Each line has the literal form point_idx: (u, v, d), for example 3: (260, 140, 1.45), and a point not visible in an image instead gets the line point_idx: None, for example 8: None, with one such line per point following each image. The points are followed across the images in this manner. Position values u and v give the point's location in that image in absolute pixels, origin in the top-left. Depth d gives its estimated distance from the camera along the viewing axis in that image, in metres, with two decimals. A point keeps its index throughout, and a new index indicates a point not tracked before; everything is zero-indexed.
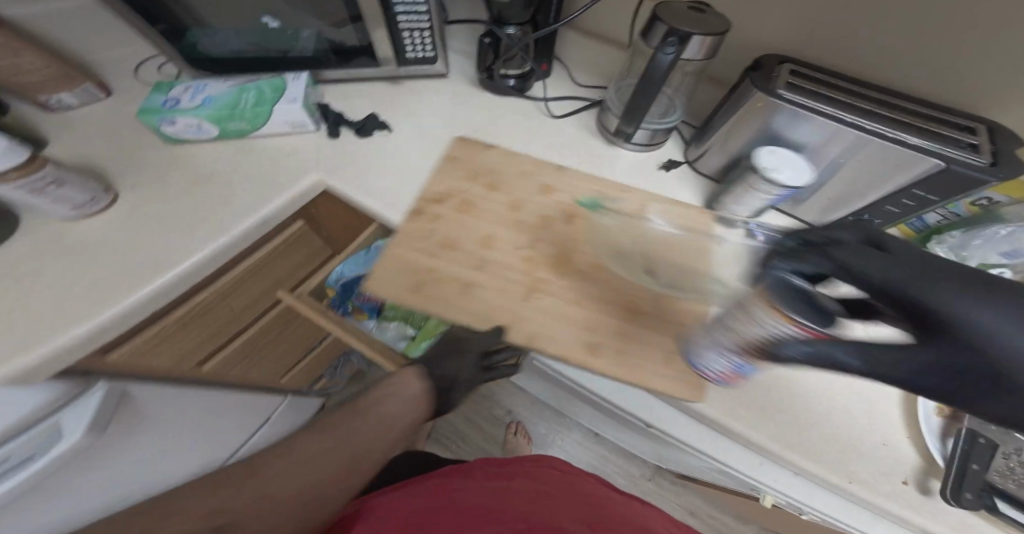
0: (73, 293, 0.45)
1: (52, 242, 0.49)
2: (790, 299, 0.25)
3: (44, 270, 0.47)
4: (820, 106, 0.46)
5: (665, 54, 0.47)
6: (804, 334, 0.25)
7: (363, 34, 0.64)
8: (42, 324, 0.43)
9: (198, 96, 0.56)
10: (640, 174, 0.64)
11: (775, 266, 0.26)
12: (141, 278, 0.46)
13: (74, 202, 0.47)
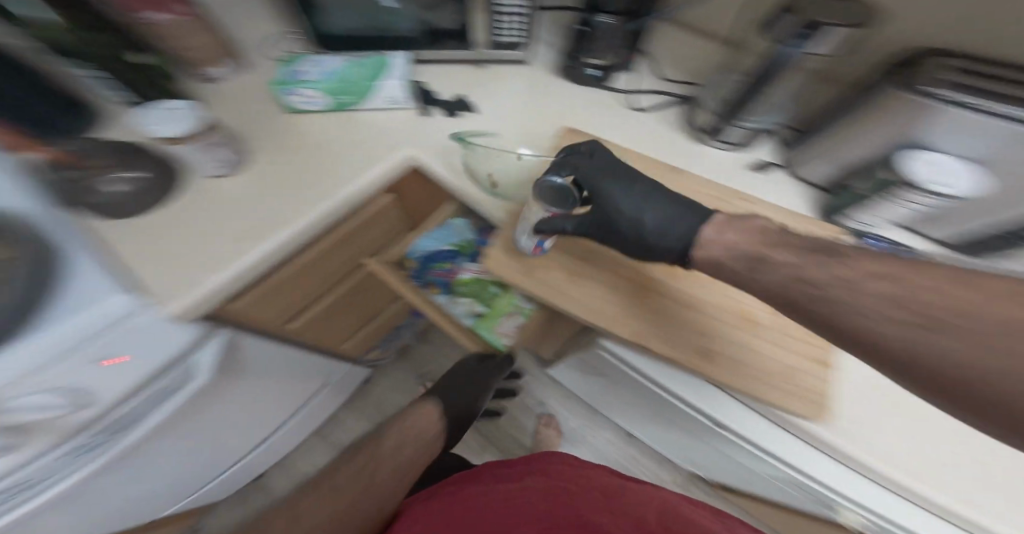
0: (218, 244, 0.51)
1: (194, 197, 0.53)
2: (550, 192, 0.47)
3: (187, 223, 0.52)
4: (976, 101, 0.40)
5: (791, 45, 0.45)
6: (556, 212, 0.48)
7: (460, 16, 0.65)
8: (190, 270, 0.49)
9: (319, 70, 0.60)
10: (730, 173, 0.64)
11: (547, 174, 0.47)
12: (269, 232, 0.52)
13: (220, 160, 0.52)
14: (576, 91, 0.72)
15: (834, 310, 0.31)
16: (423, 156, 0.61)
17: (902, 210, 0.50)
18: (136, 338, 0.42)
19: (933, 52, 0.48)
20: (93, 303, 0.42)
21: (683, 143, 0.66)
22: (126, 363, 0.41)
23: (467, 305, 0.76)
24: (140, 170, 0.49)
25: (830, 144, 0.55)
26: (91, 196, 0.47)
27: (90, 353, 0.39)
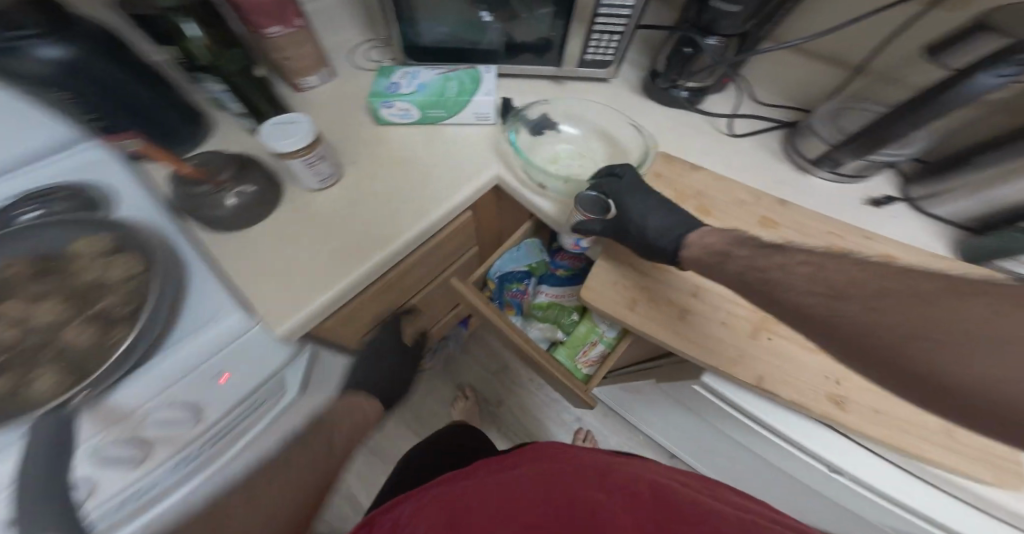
0: (318, 259, 0.49)
1: (291, 212, 0.53)
2: (589, 204, 0.49)
3: (283, 238, 0.51)
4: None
5: (991, 76, 0.38)
6: (593, 218, 0.49)
7: (553, 31, 0.63)
8: (291, 289, 0.47)
9: (414, 82, 0.58)
10: (842, 206, 0.58)
11: (585, 189, 0.51)
12: (363, 253, 0.50)
13: (322, 175, 0.51)
14: (662, 111, 0.69)
15: (835, 337, 0.27)
16: (510, 176, 0.59)
17: None
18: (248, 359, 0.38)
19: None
20: (209, 323, 0.38)
21: (785, 172, 0.62)
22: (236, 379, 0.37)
23: (544, 331, 0.72)
24: (249, 185, 0.49)
25: (988, 181, 0.48)
26: (215, 210, 0.47)
27: (209, 369, 0.35)
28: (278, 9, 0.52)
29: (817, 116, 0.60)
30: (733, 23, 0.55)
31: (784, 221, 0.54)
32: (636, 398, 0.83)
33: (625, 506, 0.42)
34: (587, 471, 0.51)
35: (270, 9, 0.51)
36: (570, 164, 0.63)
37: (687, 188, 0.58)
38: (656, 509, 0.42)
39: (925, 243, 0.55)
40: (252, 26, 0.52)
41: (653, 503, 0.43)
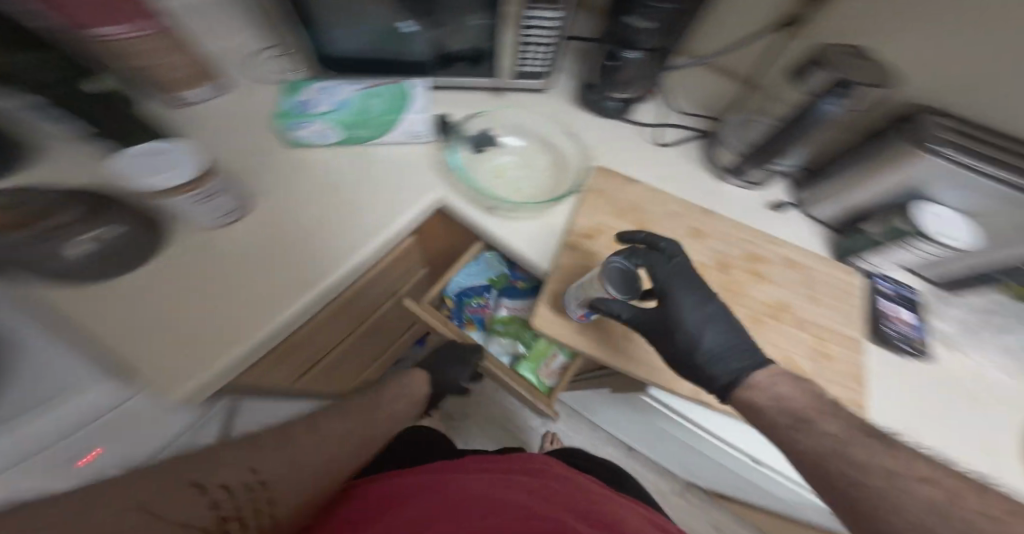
0: (224, 313, 0.42)
1: (187, 254, 0.44)
2: (615, 278, 0.45)
3: (179, 290, 0.42)
4: (969, 161, 0.47)
5: (828, 104, 0.48)
6: (614, 296, 0.45)
7: (484, 38, 0.60)
8: (188, 348, 0.40)
9: (331, 99, 0.53)
10: (751, 212, 0.65)
11: (613, 257, 0.46)
12: (280, 300, 0.43)
13: (221, 210, 0.43)
14: (596, 121, 0.70)
15: (847, 474, 0.33)
16: (455, 199, 0.55)
17: (910, 255, 0.57)
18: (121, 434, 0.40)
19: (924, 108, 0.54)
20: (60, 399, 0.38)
21: (706, 181, 0.67)
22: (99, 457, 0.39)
23: (506, 346, 0.71)
24: (107, 228, 0.38)
25: (845, 189, 0.59)
26: (54, 263, 0.36)
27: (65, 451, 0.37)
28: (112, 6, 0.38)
29: (727, 125, 0.64)
30: (648, 39, 0.57)
31: (710, 231, 0.59)
32: (595, 401, 0.91)
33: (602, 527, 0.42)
34: (578, 497, 0.50)
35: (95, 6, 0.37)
36: (514, 177, 0.61)
37: (625, 203, 0.59)
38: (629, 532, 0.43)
39: (812, 244, 0.65)
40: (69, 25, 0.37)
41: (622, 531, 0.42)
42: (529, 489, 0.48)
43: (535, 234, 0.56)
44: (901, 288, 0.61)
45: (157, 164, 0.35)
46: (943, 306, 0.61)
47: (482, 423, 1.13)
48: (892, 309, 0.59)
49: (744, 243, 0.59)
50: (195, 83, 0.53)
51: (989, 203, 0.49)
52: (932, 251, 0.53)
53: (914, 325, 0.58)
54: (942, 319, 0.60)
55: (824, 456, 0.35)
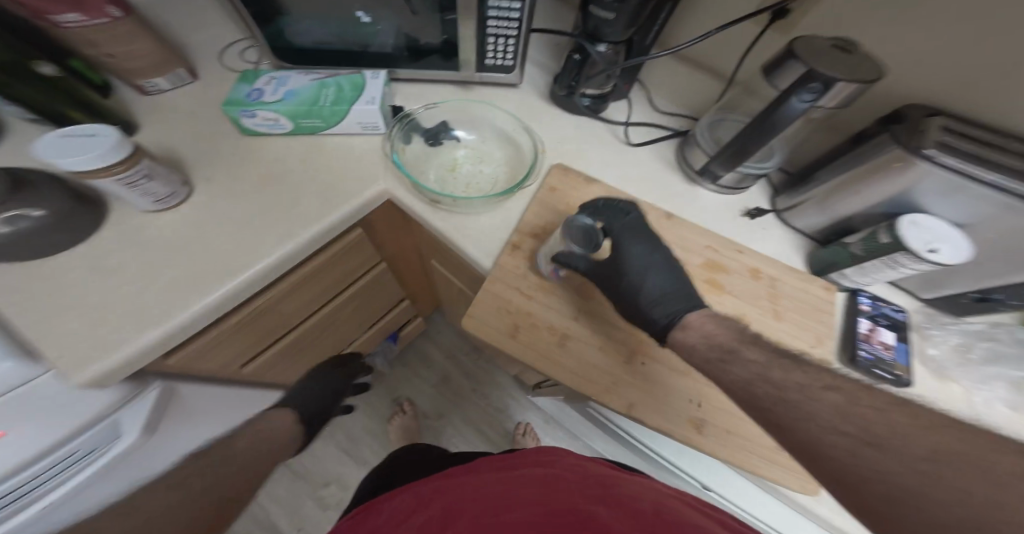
0: (151, 295, 0.44)
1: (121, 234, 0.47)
2: (578, 232, 0.47)
3: (117, 267, 0.45)
4: (977, 170, 0.41)
5: (801, 100, 0.44)
6: (579, 248, 0.47)
7: (448, 30, 0.59)
8: (113, 325, 0.42)
9: (281, 89, 0.54)
10: (721, 218, 0.61)
11: (578, 214, 0.48)
12: (216, 281, 0.45)
13: (156, 194, 0.45)
14: (566, 118, 0.68)
15: (771, 392, 0.33)
16: (400, 191, 0.55)
17: (892, 274, 0.50)
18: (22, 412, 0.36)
19: (927, 109, 0.48)
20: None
21: (676, 184, 0.63)
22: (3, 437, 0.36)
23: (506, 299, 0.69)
24: (36, 208, 0.40)
25: (828, 194, 0.54)
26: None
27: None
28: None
29: (698, 126, 0.62)
30: (616, 32, 0.54)
31: (668, 235, 0.56)
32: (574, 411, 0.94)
33: (624, 520, 0.38)
34: (591, 483, 0.46)
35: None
36: (467, 171, 0.60)
37: (579, 202, 0.57)
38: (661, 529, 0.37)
39: (788, 256, 0.59)
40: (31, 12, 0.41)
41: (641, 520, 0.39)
42: (538, 483, 0.46)
43: (481, 230, 0.55)
44: (887, 306, 0.54)
45: (71, 144, 0.37)
46: (932, 329, 0.53)
47: (461, 421, 1.14)
48: (873, 328, 0.52)
49: (707, 251, 0.56)
50: (159, 72, 0.54)
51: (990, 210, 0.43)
52: (919, 269, 0.47)
53: (896, 347, 0.51)
54: (935, 345, 0.52)
55: (753, 384, 0.34)
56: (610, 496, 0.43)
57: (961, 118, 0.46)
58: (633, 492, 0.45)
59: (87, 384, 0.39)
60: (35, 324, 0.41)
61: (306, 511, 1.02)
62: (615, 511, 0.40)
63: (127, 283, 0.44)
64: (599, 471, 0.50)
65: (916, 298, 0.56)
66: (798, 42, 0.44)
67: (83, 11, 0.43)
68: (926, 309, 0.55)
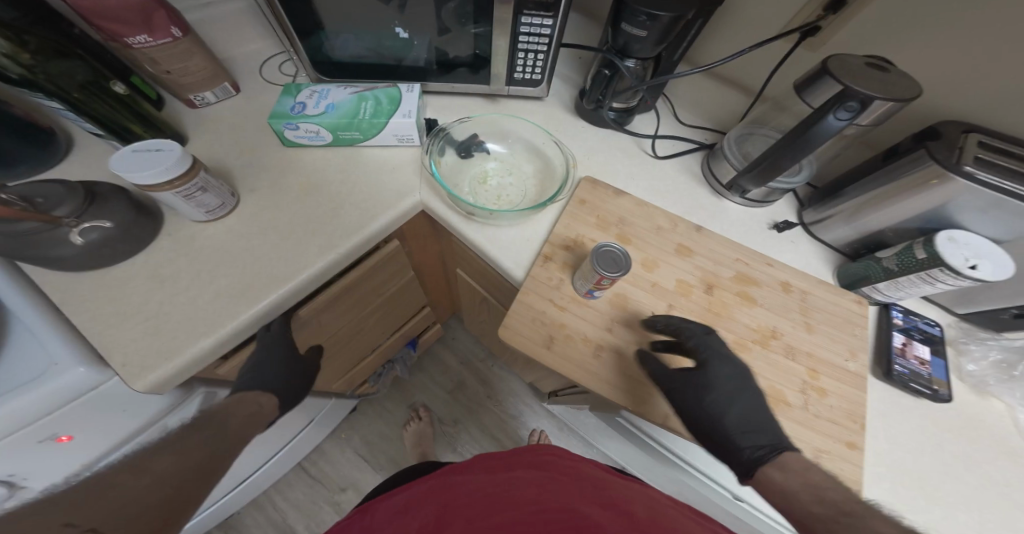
0: (199, 303, 0.45)
1: (170, 245, 0.48)
2: (614, 258, 0.46)
3: (168, 276, 0.46)
4: (1013, 187, 0.43)
5: (836, 118, 0.44)
6: (619, 271, 0.45)
7: (481, 46, 0.61)
8: (164, 332, 0.43)
9: (322, 102, 0.55)
10: (749, 231, 0.62)
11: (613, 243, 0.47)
12: (263, 290, 0.46)
13: (208, 206, 0.46)
14: (592, 131, 0.70)
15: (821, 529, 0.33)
16: (435, 202, 0.56)
17: (928, 289, 0.50)
18: (93, 419, 0.39)
19: (960, 124, 0.48)
20: (46, 377, 0.35)
21: (703, 196, 0.64)
22: (75, 443, 0.39)
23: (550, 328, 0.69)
24: (105, 219, 0.42)
25: (859, 208, 0.54)
26: (57, 251, 0.40)
27: (39, 434, 0.36)
28: (142, 16, 0.44)
29: (726, 140, 0.63)
30: (645, 47, 0.56)
31: (699, 249, 0.57)
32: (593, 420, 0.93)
33: (616, 520, 0.40)
34: (585, 484, 0.48)
35: (129, 17, 0.43)
36: (497, 184, 0.61)
37: (609, 214, 0.58)
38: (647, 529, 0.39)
39: (817, 270, 0.60)
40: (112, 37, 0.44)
41: (644, 517, 0.41)
42: (536, 482, 0.48)
43: (514, 242, 0.56)
44: (921, 319, 0.55)
45: (154, 160, 0.39)
46: (970, 344, 0.53)
47: (478, 429, 1.14)
48: (907, 342, 0.53)
49: (737, 263, 0.56)
50: (209, 85, 0.55)
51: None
52: (956, 285, 0.47)
53: (932, 361, 0.52)
54: (972, 360, 0.52)
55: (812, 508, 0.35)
56: (604, 497, 0.45)
57: (998, 134, 0.47)
58: (624, 495, 0.47)
59: (148, 388, 0.41)
60: (97, 330, 0.42)
61: (323, 516, 1.02)
62: (607, 511, 0.42)
63: (179, 290, 0.45)
64: (593, 472, 0.52)
65: (950, 312, 0.56)
66: (832, 62, 0.45)
67: (150, 32, 0.45)
68: (961, 323, 0.55)
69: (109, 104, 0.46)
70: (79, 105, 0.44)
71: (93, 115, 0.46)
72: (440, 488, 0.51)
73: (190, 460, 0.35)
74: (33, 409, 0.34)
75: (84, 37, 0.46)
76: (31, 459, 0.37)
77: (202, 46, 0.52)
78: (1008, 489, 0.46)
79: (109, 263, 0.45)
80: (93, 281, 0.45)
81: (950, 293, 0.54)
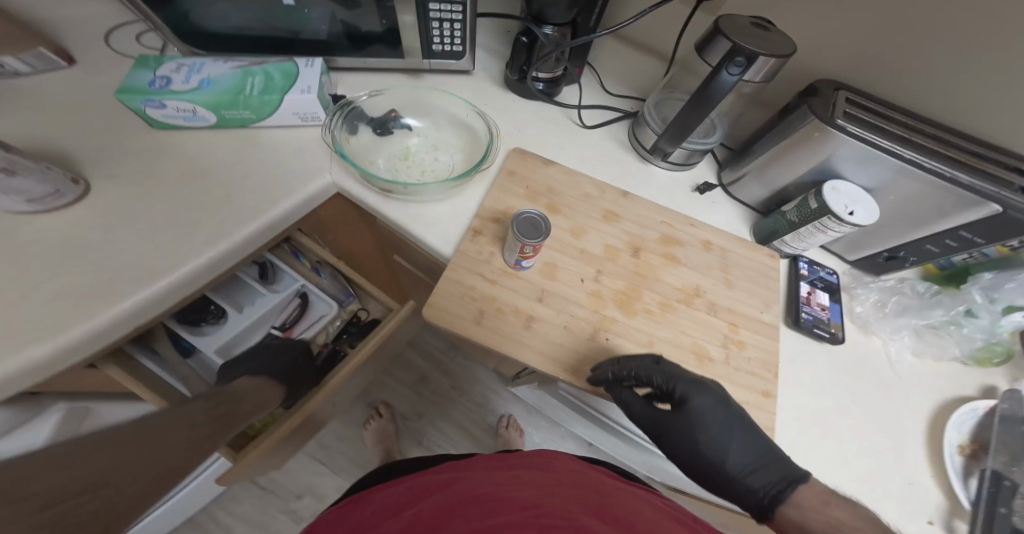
0: (65, 303, 0.41)
1: (26, 245, 0.44)
2: (527, 225, 0.46)
3: (22, 278, 0.42)
4: (870, 136, 0.47)
5: (730, 74, 0.46)
6: (540, 239, 0.45)
7: (388, 18, 0.57)
8: (23, 340, 0.39)
9: (195, 79, 0.51)
10: (674, 194, 0.63)
11: (525, 210, 0.47)
12: (135, 285, 0.43)
13: (34, 193, 0.42)
14: (522, 104, 0.68)
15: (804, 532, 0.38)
16: (349, 183, 0.53)
17: (823, 238, 0.54)
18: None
19: (832, 83, 0.53)
20: None
21: (630, 162, 0.65)
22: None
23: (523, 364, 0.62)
24: None
25: (763, 166, 0.57)
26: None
27: None
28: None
29: (647, 105, 0.64)
30: (560, 12, 0.55)
31: (626, 214, 0.57)
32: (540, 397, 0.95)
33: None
34: (589, 492, 0.43)
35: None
36: (419, 163, 0.58)
37: (538, 185, 0.57)
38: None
39: (736, 228, 0.63)
40: None
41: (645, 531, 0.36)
42: (534, 484, 0.43)
43: (439, 220, 0.54)
44: (823, 269, 0.60)
45: None
46: (857, 288, 0.59)
47: (442, 420, 1.12)
48: (811, 291, 0.58)
49: (662, 227, 0.57)
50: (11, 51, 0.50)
51: (893, 174, 0.48)
52: (841, 232, 0.51)
53: (830, 307, 0.57)
54: (859, 303, 0.58)
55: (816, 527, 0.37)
56: (600, 506, 0.40)
57: (863, 94, 0.52)
58: (630, 505, 0.42)
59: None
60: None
61: (277, 525, 0.98)
62: (607, 525, 0.36)
63: (32, 293, 0.41)
64: (599, 478, 0.47)
65: (844, 260, 0.62)
66: (722, 20, 0.46)
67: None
68: (852, 270, 0.61)
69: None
70: None
71: None
72: (439, 485, 0.45)
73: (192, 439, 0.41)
74: None
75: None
76: None
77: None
78: (881, 414, 0.51)
79: None
80: None
81: (841, 242, 0.59)
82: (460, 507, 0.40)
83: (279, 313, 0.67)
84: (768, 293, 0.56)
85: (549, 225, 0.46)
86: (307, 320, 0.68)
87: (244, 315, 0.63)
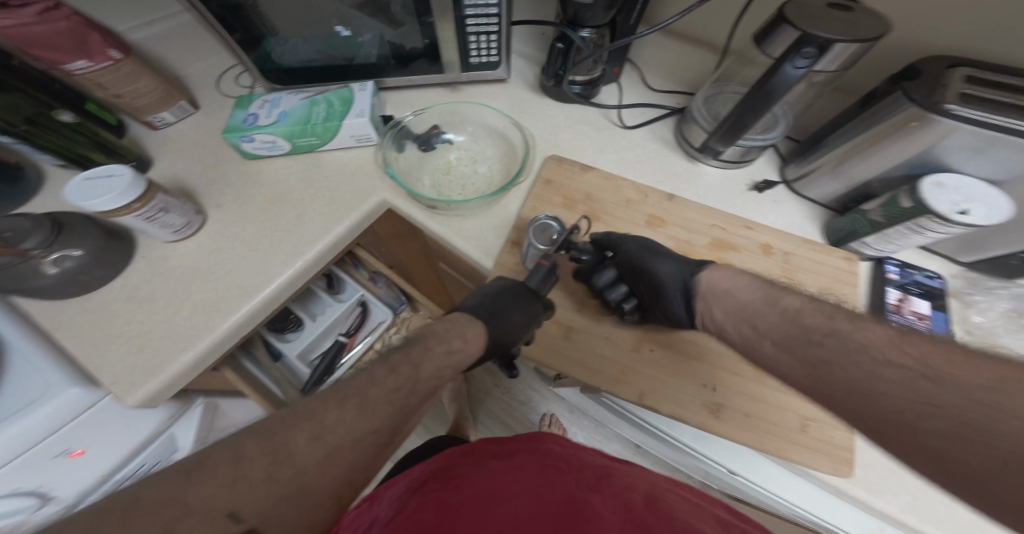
0: (180, 314, 0.48)
1: (145, 266, 0.51)
2: (541, 231, 0.48)
3: (147, 297, 0.49)
4: (1008, 121, 0.38)
5: (795, 66, 0.42)
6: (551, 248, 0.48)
7: (429, 38, 0.60)
8: (152, 349, 0.46)
9: (274, 112, 0.57)
10: (727, 194, 0.59)
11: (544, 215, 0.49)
12: (234, 303, 0.49)
13: (175, 225, 0.49)
14: (559, 108, 0.67)
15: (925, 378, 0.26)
16: (399, 201, 0.56)
17: (920, 239, 0.46)
18: (96, 428, 0.47)
19: (945, 60, 0.44)
20: (47, 396, 0.42)
21: (677, 162, 0.62)
22: (88, 456, 0.48)
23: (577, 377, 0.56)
24: (75, 247, 0.45)
25: (843, 160, 0.51)
26: (31, 281, 0.44)
27: (55, 450, 0.44)
28: (75, 41, 0.46)
29: (696, 101, 0.60)
30: (597, 15, 0.53)
31: (671, 218, 0.55)
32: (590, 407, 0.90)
33: (616, 510, 0.37)
34: (586, 473, 0.44)
35: (61, 43, 0.45)
36: (462, 175, 0.61)
37: (577, 192, 0.57)
38: (650, 522, 0.35)
39: (803, 229, 0.57)
40: (49, 62, 0.46)
41: (646, 511, 0.37)
42: (536, 471, 0.44)
43: (486, 230, 0.55)
44: (920, 272, 0.51)
45: (110, 184, 0.41)
46: (975, 295, 0.50)
47: (490, 418, 1.13)
48: (903, 298, 0.50)
49: (720, 230, 0.54)
50: (164, 106, 0.58)
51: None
52: (947, 233, 0.43)
53: (931, 315, 0.48)
54: (978, 312, 0.49)
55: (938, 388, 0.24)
56: (604, 484, 0.42)
57: (986, 67, 0.42)
58: (629, 482, 0.44)
59: (139, 403, 0.44)
60: (85, 353, 0.45)
61: None
62: (607, 501, 0.38)
63: (155, 309, 0.48)
64: (591, 461, 0.48)
65: (953, 262, 0.53)
66: (787, 6, 0.42)
67: (89, 57, 0.47)
68: (966, 273, 0.52)
69: (49, 129, 0.48)
70: (33, 137, 0.48)
71: (50, 146, 0.50)
72: (450, 479, 0.45)
73: (378, 404, 0.34)
74: (45, 426, 0.41)
75: (27, 69, 0.46)
76: (48, 473, 0.45)
77: (144, 68, 0.54)
78: None
79: (87, 292, 0.48)
80: (71, 307, 0.48)
81: (949, 242, 0.51)
82: (469, 501, 0.39)
83: (345, 320, 0.71)
84: (848, 299, 0.50)
85: (569, 232, 0.48)
86: (368, 327, 0.72)
87: (318, 323, 0.69)
